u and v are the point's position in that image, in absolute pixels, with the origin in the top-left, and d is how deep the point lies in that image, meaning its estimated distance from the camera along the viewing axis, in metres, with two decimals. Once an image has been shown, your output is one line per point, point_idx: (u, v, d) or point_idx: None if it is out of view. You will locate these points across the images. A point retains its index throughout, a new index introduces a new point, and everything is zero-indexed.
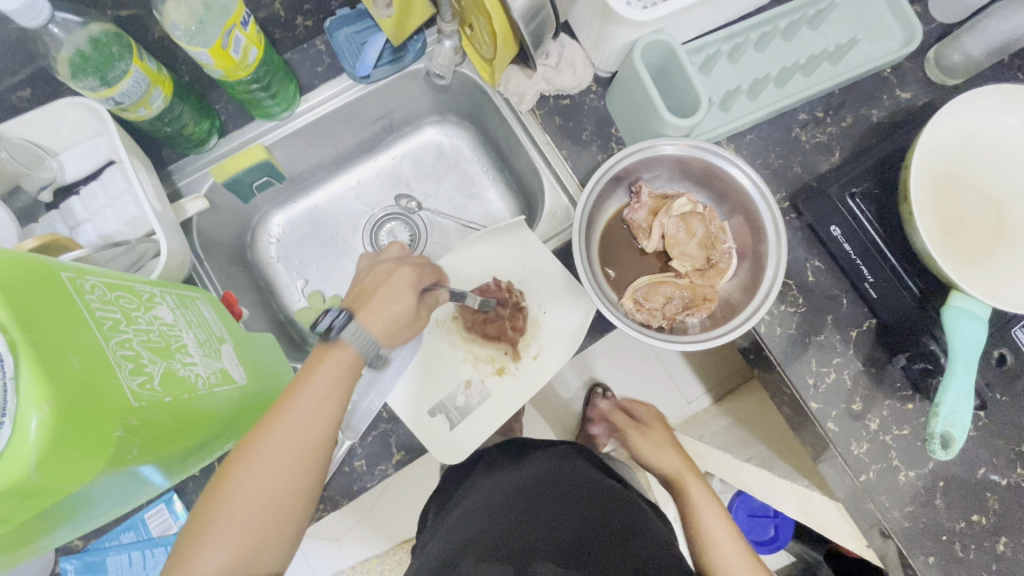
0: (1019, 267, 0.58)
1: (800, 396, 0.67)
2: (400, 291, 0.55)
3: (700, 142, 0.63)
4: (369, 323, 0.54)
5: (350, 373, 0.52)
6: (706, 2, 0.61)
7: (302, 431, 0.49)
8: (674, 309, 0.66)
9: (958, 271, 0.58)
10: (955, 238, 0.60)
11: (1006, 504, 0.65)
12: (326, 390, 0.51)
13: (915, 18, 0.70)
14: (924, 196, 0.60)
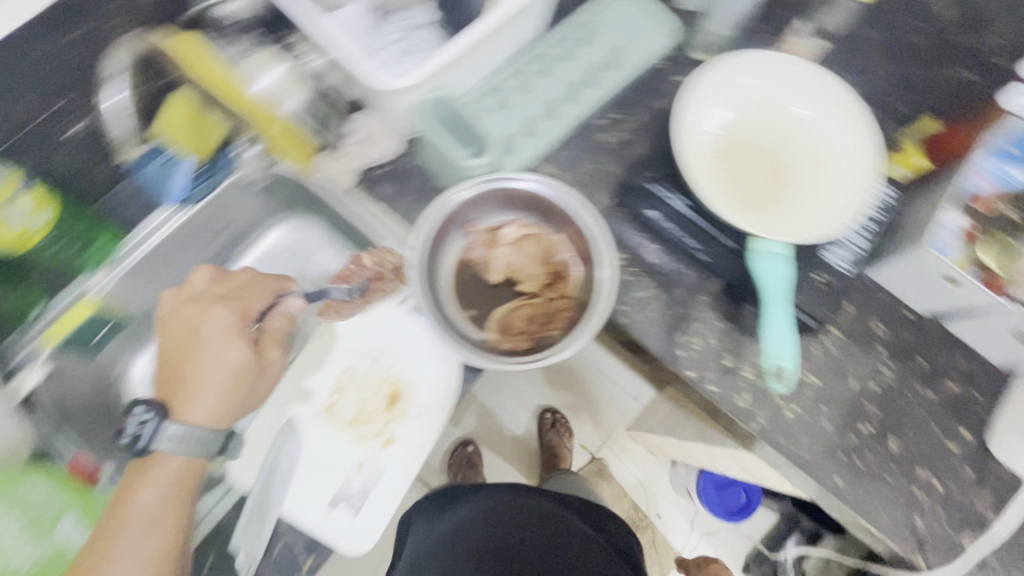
0: (800, 199, 0.65)
1: (675, 369, 0.71)
2: (217, 340, 0.59)
3: (489, 175, 0.67)
4: (195, 414, 0.58)
5: (181, 481, 0.58)
6: (467, 52, 0.66)
7: (139, 557, 0.54)
8: (536, 328, 0.68)
9: (756, 220, 0.64)
10: (743, 192, 0.66)
11: (882, 405, 0.71)
12: (152, 514, 0.56)
13: (671, 14, 0.79)
14: (711, 162, 0.67)
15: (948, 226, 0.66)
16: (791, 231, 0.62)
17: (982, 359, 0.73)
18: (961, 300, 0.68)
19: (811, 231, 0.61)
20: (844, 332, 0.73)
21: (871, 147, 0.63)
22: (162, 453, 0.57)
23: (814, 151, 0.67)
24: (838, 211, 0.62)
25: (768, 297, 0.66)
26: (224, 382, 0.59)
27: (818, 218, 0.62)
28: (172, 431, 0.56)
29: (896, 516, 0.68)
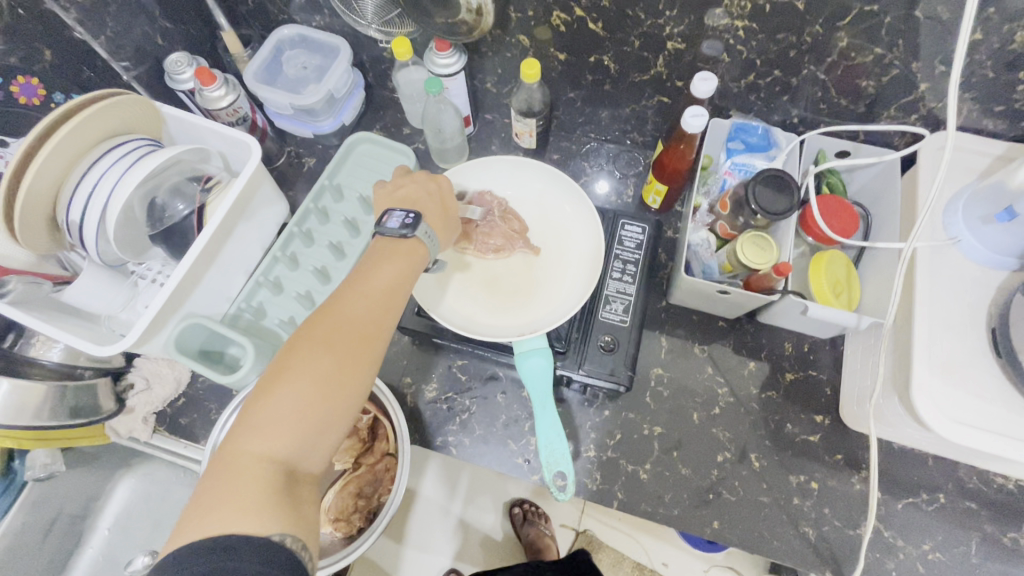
0: (553, 275, 0.68)
1: (523, 478, 0.70)
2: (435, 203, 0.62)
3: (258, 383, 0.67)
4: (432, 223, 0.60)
5: (413, 268, 0.56)
6: (204, 273, 0.69)
7: (379, 305, 0.52)
8: (366, 500, 0.67)
9: (522, 317, 0.66)
10: (504, 290, 0.68)
11: (730, 425, 0.70)
12: (391, 276, 0.54)
13: (394, 146, 0.84)
14: (464, 281, 0.69)
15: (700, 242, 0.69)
16: (554, 313, 0.65)
17: (805, 338, 0.74)
18: (746, 301, 0.68)
19: (569, 308, 0.65)
20: (667, 367, 0.73)
21: (587, 202, 0.68)
22: (410, 242, 0.57)
23: (548, 220, 0.70)
24: (585, 273, 0.66)
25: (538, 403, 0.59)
26: (434, 211, 0.62)
27: (572, 289, 0.66)
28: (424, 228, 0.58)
29: (790, 536, 0.65)
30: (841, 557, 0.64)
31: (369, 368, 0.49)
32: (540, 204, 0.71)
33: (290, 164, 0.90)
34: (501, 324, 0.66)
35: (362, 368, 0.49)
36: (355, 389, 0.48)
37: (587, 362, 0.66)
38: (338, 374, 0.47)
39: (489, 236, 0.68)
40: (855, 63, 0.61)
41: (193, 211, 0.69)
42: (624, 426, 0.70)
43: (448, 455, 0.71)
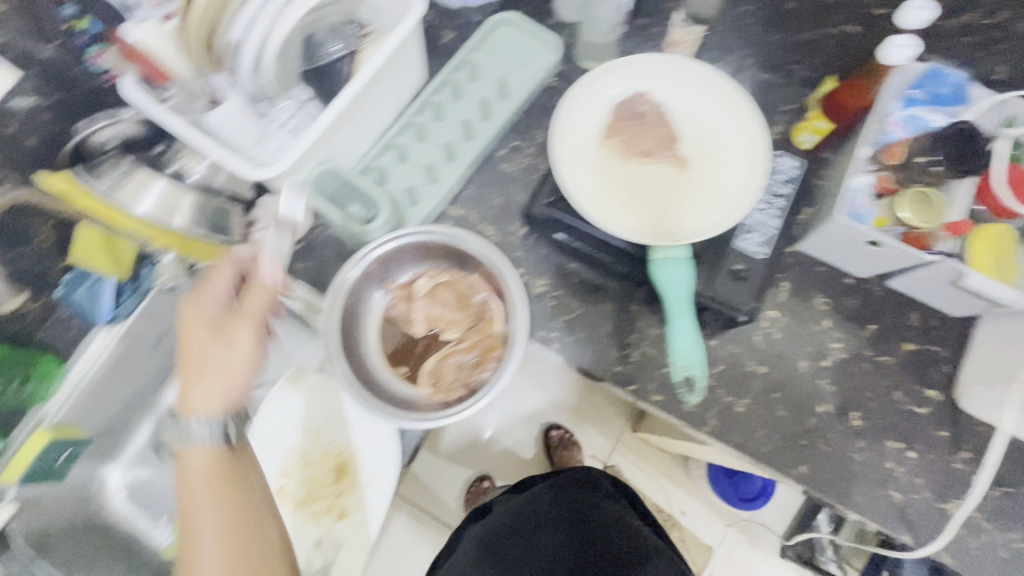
0: (698, 193, 0.65)
1: (618, 386, 0.71)
2: (202, 350, 0.61)
3: (379, 243, 0.67)
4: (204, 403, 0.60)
5: (232, 500, 0.60)
6: (345, 123, 0.69)
7: (215, 391, 0.61)
8: (467, 372, 0.68)
9: (658, 227, 0.63)
10: (645, 197, 0.65)
11: (837, 381, 0.69)
12: (209, 330, 0.61)
13: (544, 31, 0.79)
14: (607, 179, 0.65)
15: (861, 188, 0.65)
16: (697, 230, 0.63)
17: (935, 312, 0.70)
18: (893, 260, 0.64)
19: (715, 227, 0.62)
20: (783, 312, 0.71)
21: (759, 121, 0.63)
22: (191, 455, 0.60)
23: (708, 132, 0.66)
24: (739, 195, 0.63)
25: (676, 310, 0.57)
26: (221, 367, 0.61)
27: (715, 208, 0.64)
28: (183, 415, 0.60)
29: (874, 495, 0.65)
30: (922, 525, 0.64)
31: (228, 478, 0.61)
32: (702, 113, 0.66)
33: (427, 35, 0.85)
34: (639, 228, 0.63)
35: (246, 529, 0.60)
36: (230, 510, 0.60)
37: (717, 286, 0.64)
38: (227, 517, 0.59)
39: (640, 139, 0.66)
40: None
41: (346, 55, 0.70)
42: (730, 359, 0.69)
43: (549, 350, 0.72)
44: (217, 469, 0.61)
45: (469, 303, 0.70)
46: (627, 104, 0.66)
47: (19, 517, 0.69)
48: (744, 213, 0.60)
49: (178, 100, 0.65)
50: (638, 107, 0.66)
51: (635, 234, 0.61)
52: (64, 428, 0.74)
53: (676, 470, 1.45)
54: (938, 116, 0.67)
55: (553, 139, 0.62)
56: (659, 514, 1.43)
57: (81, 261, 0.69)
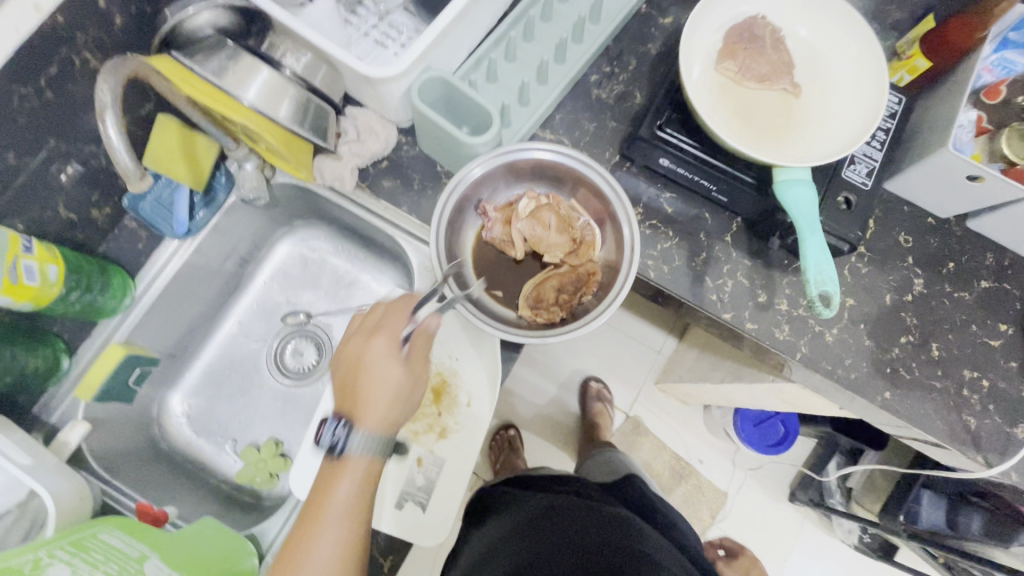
0: (812, 122, 0.64)
1: (711, 314, 0.71)
2: (381, 364, 0.55)
3: (496, 152, 0.66)
4: (377, 418, 0.55)
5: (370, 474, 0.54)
6: (452, 29, 0.65)
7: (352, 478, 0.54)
8: (568, 296, 0.68)
9: (771, 151, 0.63)
10: (758, 122, 0.65)
11: (920, 315, 0.71)
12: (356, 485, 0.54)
13: None
14: (720, 102, 0.65)
15: (966, 123, 0.66)
16: (809, 157, 0.62)
17: (1008, 252, 0.74)
18: (988, 196, 0.66)
19: (830, 155, 0.61)
20: (870, 248, 0.73)
21: (879, 53, 0.63)
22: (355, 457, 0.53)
23: (822, 63, 0.66)
24: (854, 127, 0.62)
25: (804, 227, 0.58)
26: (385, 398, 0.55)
27: (826, 136, 0.64)
28: (361, 439, 0.54)
29: (951, 420, 0.69)
30: (994, 447, 0.68)
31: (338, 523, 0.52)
32: (815, 45, 0.66)
33: None
34: (753, 150, 0.63)
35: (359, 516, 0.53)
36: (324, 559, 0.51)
37: (824, 215, 0.65)
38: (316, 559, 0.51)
39: (759, 62, 0.64)
40: None
41: None
42: None
43: (644, 278, 0.72)
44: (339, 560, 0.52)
45: (572, 228, 0.69)
46: (745, 28, 0.65)
47: (90, 435, 0.66)
48: (863, 140, 0.60)
49: None
50: (761, 30, 0.65)
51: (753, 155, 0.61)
52: (133, 347, 0.69)
53: (696, 421, 1.50)
54: None
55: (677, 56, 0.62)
56: (677, 461, 1.47)
57: (155, 165, 0.63)
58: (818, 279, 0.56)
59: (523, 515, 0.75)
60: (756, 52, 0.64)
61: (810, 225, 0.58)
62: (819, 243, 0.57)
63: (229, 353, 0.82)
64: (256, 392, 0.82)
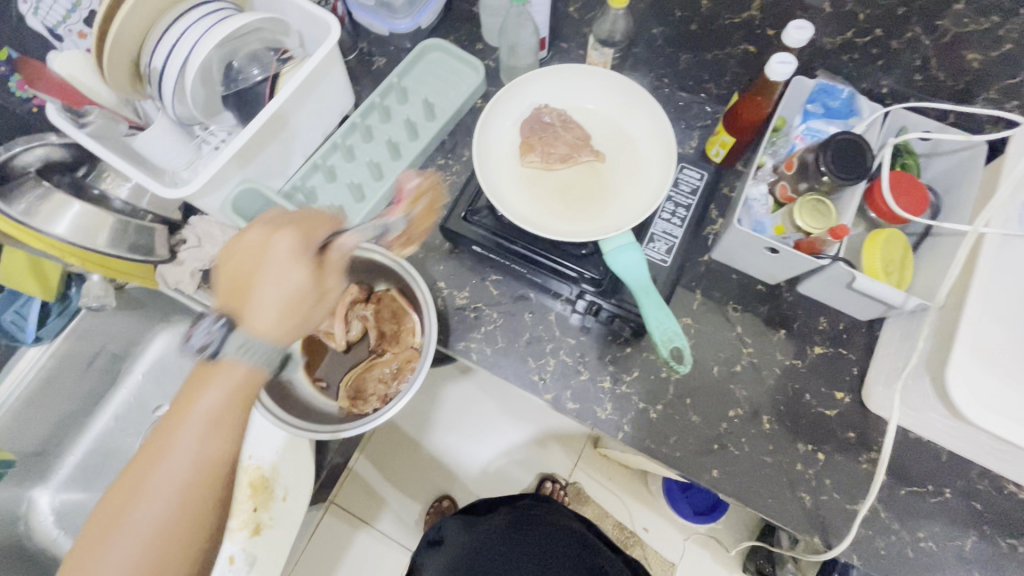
0: (623, 183, 0.68)
1: (535, 395, 0.72)
2: (282, 261, 0.51)
3: None
4: (258, 325, 0.50)
5: (241, 390, 0.49)
6: (266, 141, 0.71)
7: (201, 444, 0.48)
8: (385, 385, 0.70)
9: (587, 223, 0.66)
10: (571, 198, 0.68)
11: (749, 386, 0.70)
12: (209, 421, 0.48)
13: (467, 52, 0.84)
14: (532, 189, 0.69)
15: (757, 199, 0.69)
16: (618, 226, 0.64)
17: (843, 316, 0.72)
18: (790, 266, 0.67)
19: (640, 214, 0.65)
20: (695, 319, 0.74)
21: (663, 116, 0.68)
22: (226, 362, 0.48)
23: (618, 135, 0.70)
24: (658, 184, 0.66)
25: (641, 290, 0.62)
26: (277, 299, 0.50)
27: (641, 194, 0.67)
28: (237, 343, 0.49)
29: (784, 497, 0.66)
30: (834, 528, 0.65)
31: (198, 485, 0.48)
32: (611, 119, 0.71)
33: (360, 61, 0.89)
34: (573, 229, 0.66)
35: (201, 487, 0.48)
36: (180, 514, 0.47)
37: (622, 293, 0.68)
38: (153, 522, 0.47)
39: (555, 144, 0.68)
40: (966, 31, 0.57)
41: (265, 79, 0.70)
42: (643, 365, 0.71)
43: (469, 361, 0.73)
44: (182, 506, 0.47)
45: (388, 315, 0.73)
46: (534, 118, 0.70)
47: None
48: (662, 196, 0.63)
49: (98, 126, 0.67)
50: (552, 116, 0.70)
51: (566, 235, 0.65)
52: None
53: (638, 487, 1.44)
54: (836, 128, 0.69)
55: (477, 164, 0.67)
56: (621, 531, 1.41)
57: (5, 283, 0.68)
58: (665, 338, 0.62)
59: (526, 522, 0.95)
60: (551, 136, 0.68)
61: (646, 288, 0.62)
62: (659, 302, 0.63)
63: (102, 445, 0.87)
64: None
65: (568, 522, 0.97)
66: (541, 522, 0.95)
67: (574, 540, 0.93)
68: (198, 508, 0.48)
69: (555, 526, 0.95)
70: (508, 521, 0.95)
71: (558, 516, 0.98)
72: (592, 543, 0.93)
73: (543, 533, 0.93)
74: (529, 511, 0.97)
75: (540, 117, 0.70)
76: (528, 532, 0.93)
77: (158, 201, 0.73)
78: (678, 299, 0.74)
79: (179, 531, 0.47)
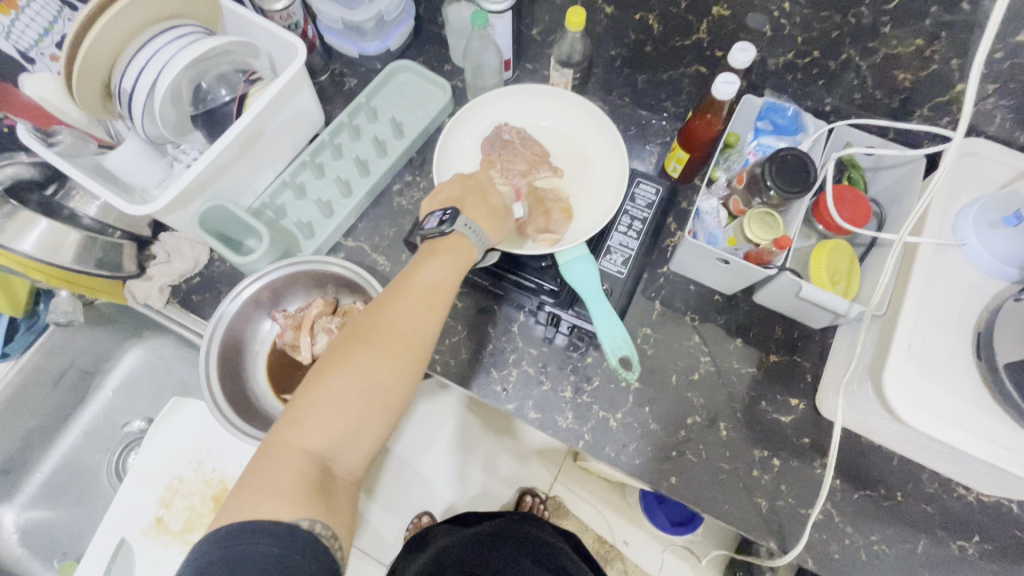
0: (579, 198, 0.72)
1: (497, 405, 0.73)
2: (485, 183, 0.68)
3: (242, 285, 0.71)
4: (478, 217, 0.63)
5: (463, 260, 0.60)
6: (234, 159, 0.73)
7: (424, 306, 0.56)
8: None
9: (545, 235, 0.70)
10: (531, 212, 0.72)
11: (707, 394, 0.72)
12: (436, 281, 0.57)
13: (435, 74, 0.86)
14: None
15: (709, 210, 0.72)
16: (575, 237, 0.69)
17: (797, 324, 0.75)
18: (742, 276, 0.70)
19: (593, 227, 0.69)
20: (654, 329, 0.75)
21: (615, 134, 0.72)
22: (457, 233, 0.60)
23: (574, 152, 0.75)
24: (610, 198, 0.70)
25: (593, 299, 0.65)
26: (485, 206, 0.65)
27: (596, 208, 0.71)
28: (465, 222, 0.60)
29: (741, 503, 0.67)
30: (789, 533, 0.66)
31: (414, 351, 0.54)
32: (568, 137, 0.75)
33: (332, 82, 0.91)
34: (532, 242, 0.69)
35: (404, 366, 0.53)
36: (395, 378, 0.52)
37: (580, 305, 0.70)
38: (372, 377, 0.51)
39: (515, 160, 0.71)
40: (896, 52, 0.61)
41: (233, 99, 0.73)
42: (603, 375, 0.72)
43: (433, 372, 0.74)
44: (394, 370, 0.52)
45: None
46: (495, 136, 0.73)
47: None
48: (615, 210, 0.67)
49: (67, 145, 0.68)
50: (512, 134, 0.73)
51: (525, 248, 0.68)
52: None
53: (618, 500, 1.44)
54: (785, 144, 0.71)
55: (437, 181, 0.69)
56: (601, 544, 1.41)
57: None
58: (616, 346, 0.64)
59: (507, 534, 0.95)
60: (511, 152, 0.71)
61: (598, 297, 0.65)
62: (609, 312, 0.65)
63: (71, 461, 0.87)
64: (95, 500, 0.88)
65: (544, 533, 0.97)
66: (521, 533, 0.95)
67: (551, 550, 0.93)
68: (417, 367, 0.54)
69: (533, 538, 0.95)
70: (491, 531, 0.95)
71: (537, 529, 0.97)
72: (568, 553, 0.93)
73: (521, 545, 0.93)
74: (509, 524, 0.97)
75: (501, 134, 0.73)
76: (508, 542, 0.93)
77: (127, 218, 0.74)
78: (637, 310, 0.76)
79: (381, 400, 0.51)
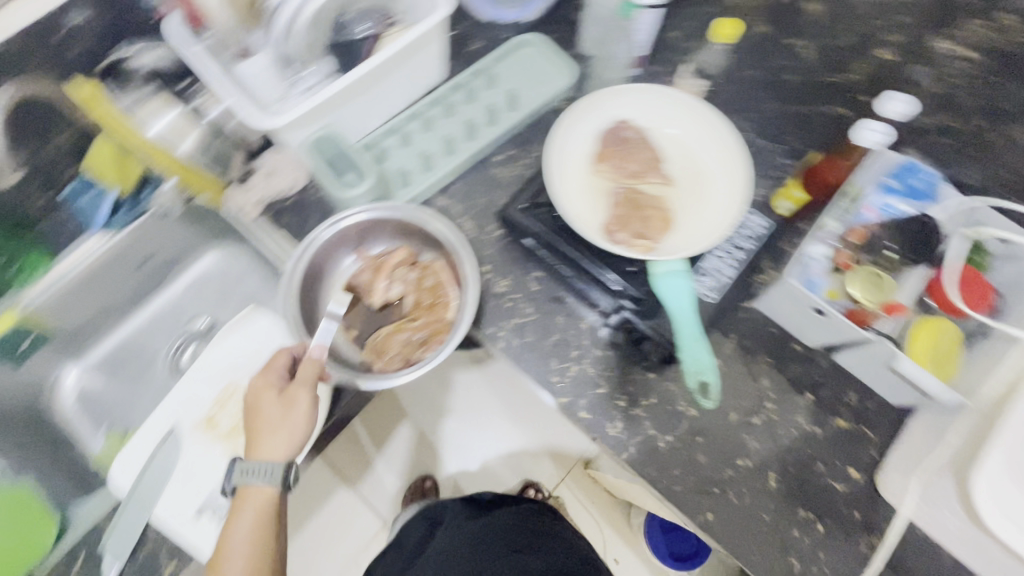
0: (688, 211, 0.70)
1: (550, 395, 0.72)
2: (282, 405, 0.65)
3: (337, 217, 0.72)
4: (274, 453, 0.64)
5: (265, 516, 0.63)
6: (359, 93, 0.74)
7: (249, 534, 0.61)
8: (411, 348, 0.71)
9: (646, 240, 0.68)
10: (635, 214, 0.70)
11: (763, 440, 0.69)
12: (252, 524, 0.61)
13: (563, 55, 0.85)
14: (598, 196, 0.71)
15: (816, 257, 0.67)
16: (675, 250, 0.67)
17: (874, 395, 0.71)
18: (834, 330, 0.67)
19: (698, 243, 0.66)
20: (724, 362, 0.73)
21: (742, 152, 0.69)
22: (251, 489, 0.62)
23: (693, 163, 0.72)
24: (723, 217, 0.67)
25: (681, 320, 0.67)
26: (275, 415, 0.65)
27: (705, 224, 0.68)
28: (244, 469, 0.63)
29: (773, 558, 0.65)
30: None
31: (266, 536, 0.62)
32: (689, 147, 0.73)
33: (456, 39, 0.90)
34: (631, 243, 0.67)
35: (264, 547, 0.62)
36: (254, 563, 0.61)
37: (659, 318, 0.69)
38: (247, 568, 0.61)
39: (630, 161, 0.70)
40: None
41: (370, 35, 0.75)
42: (662, 394, 0.71)
43: (494, 347, 0.74)
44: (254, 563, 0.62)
45: (428, 284, 0.75)
46: (616, 130, 0.72)
47: None
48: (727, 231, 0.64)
49: (213, 42, 0.72)
50: (634, 132, 0.72)
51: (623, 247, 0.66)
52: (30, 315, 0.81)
53: (619, 519, 1.42)
54: (909, 208, 0.68)
55: (546, 162, 0.68)
56: None
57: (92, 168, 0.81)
58: (695, 369, 0.69)
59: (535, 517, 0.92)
60: (628, 150, 0.71)
61: (688, 317, 0.67)
62: (696, 336, 0.68)
63: (133, 341, 0.92)
64: (145, 382, 0.91)
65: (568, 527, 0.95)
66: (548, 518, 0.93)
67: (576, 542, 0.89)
68: (268, 548, 0.63)
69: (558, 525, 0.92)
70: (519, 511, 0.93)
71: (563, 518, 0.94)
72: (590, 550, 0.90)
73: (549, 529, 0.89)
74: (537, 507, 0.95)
75: (624, 129, 0.72)
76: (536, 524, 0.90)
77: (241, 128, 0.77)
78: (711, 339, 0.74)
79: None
